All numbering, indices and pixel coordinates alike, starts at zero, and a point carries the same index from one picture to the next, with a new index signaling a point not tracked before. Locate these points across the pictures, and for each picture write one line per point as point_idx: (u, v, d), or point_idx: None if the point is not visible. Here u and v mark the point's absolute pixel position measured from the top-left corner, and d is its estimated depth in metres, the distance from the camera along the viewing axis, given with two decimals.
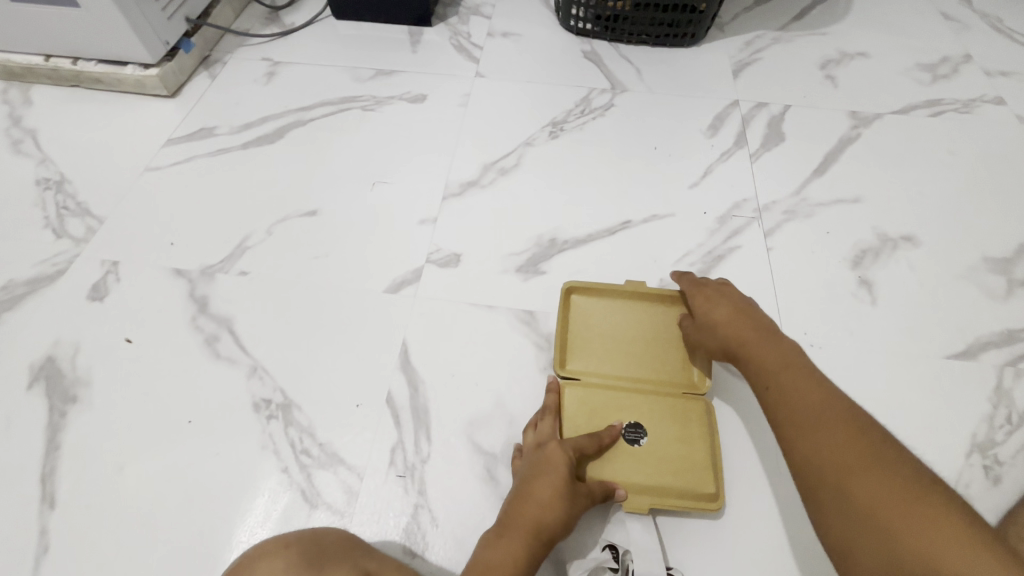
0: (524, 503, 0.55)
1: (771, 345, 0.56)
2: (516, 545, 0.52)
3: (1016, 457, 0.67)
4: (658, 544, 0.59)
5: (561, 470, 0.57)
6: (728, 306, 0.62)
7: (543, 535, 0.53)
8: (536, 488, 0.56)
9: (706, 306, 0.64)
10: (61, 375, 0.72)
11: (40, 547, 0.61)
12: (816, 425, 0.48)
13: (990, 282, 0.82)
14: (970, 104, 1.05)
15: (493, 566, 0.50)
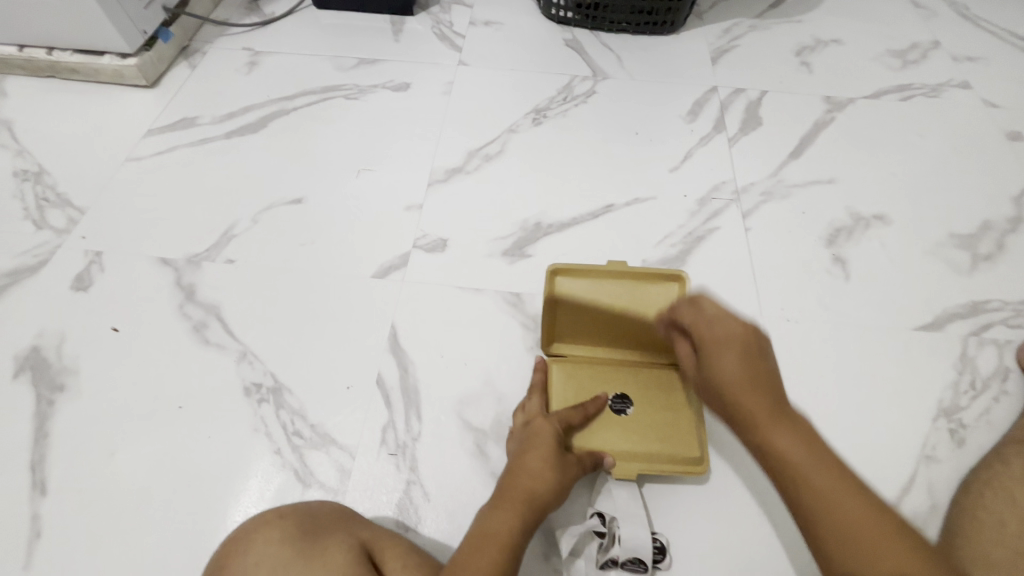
0: (517, 477, 0.57)
1: (751, 382, 0.48)
2: (512, 513, 0.53)
3: (979, 420, 0.71)
4: (644, 510, 0.62)
5: (550, 442, 0.59)
6: (739, 356, 0.48)
7: (536, 506, 0.55)
8: (528, 461, 0.58)
9: (718, 352, 0.49)
10: (47, 365, 0.72)
11: (33, 532, 0.61)
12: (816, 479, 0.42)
13: (955, 257, 0.85)
14: (938, 88, 1.09)
15: (491, 532, 0.51)
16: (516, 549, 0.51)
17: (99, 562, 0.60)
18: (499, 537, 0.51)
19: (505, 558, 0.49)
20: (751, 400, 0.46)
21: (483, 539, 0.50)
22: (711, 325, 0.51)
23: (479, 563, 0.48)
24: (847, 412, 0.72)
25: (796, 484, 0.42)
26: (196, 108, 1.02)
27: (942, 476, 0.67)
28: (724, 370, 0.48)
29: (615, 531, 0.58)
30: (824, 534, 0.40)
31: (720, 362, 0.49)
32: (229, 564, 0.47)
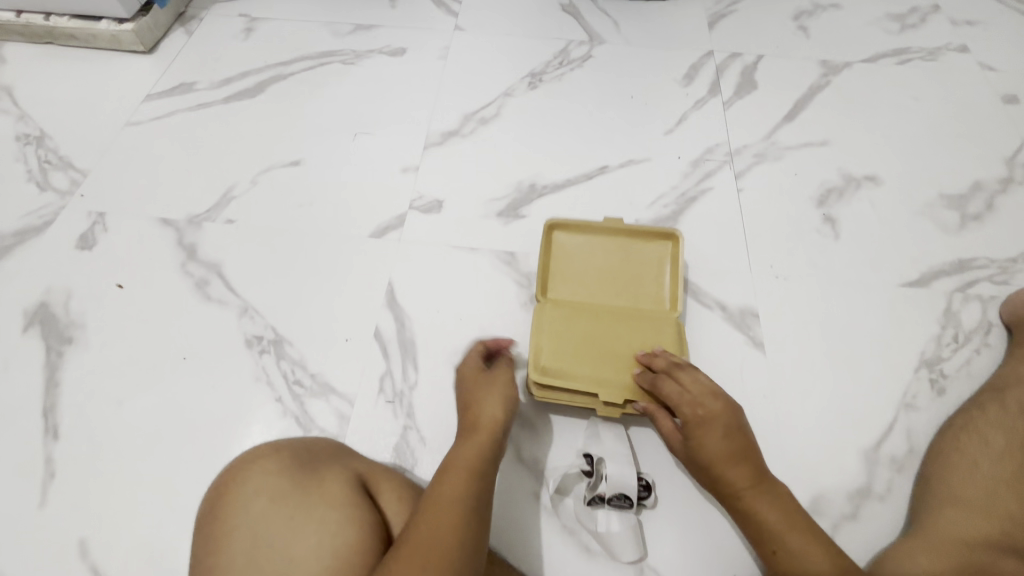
0: (474, 423, 0.59)
1: (714, 432, 0.56)
2: (476, 451, 0.55)
3: (959, 370, 0.73)
4: (629, 451, 0.65)
5: (501, 383, 0.64)
6: (721, 436, 0.55)
7: (496, 445, 0.57)
8: (484, 401, 0.61)
9: (704, 434, 0.56)
10: (56, 320, 0.74)
11: (47, 474, 0.64)
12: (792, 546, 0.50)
13: (945, 217, 0.86)
14: (936, 52, 1.09)
15: (459, 462, 0.54)
16: (483, 481, 0.52)
17: (110, 500, 0.63)
18: (466, 471, 0.52)
19: (474, 488, 0.51)
20: (723, 451, 0.55)
21: (452, 467, 0.53)
22: (702, 436, 0.56)
23: (452, 493, 0.50)
24: (831, 363, 0.74)
25: (773, 547, 0.51)
26: (194, 73, 1.03)
27: (921, 423, 0.69)
28: (713, 452, 0.55)
29: (598, 470, 0.63)
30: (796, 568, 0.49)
31: (702, 432, 0.56)
32: (230, 491, 0.49)
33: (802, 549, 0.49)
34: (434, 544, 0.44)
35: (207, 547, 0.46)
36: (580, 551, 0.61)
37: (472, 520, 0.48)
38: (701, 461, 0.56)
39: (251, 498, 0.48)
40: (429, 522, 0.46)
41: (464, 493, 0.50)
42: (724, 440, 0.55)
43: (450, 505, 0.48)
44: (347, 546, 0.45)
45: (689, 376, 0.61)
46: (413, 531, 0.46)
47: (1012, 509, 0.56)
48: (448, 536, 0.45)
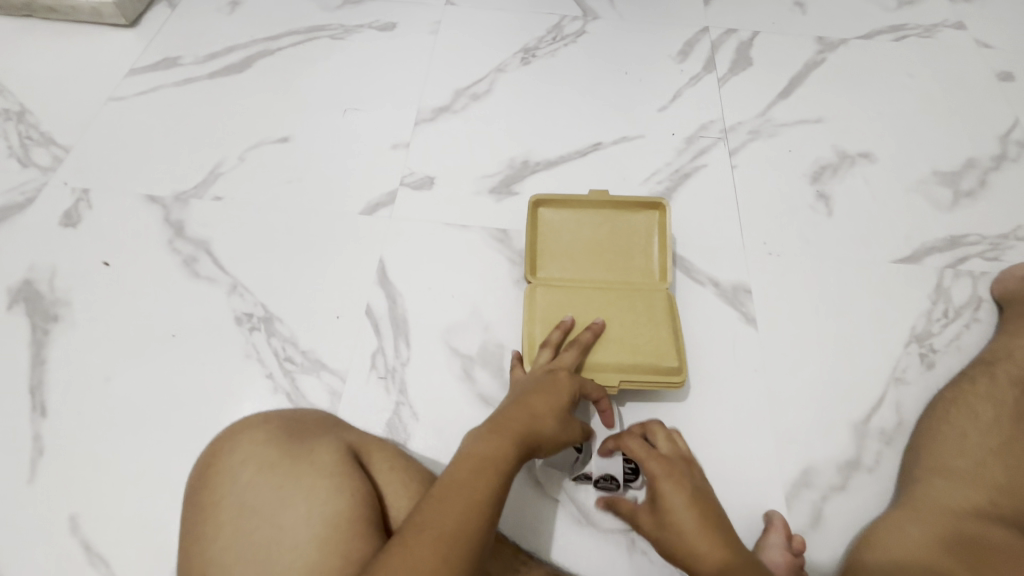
0: (521, 408, 0.54)
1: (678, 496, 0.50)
2: (506, 438, 0.50)
3: (949, 345, 0.73)
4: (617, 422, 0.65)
5: (563, 396, 0.57)
6: (677, 490, 0.50)
7: (530, 440, 0.52)
8: (534, 402, 0.55)
9: (662, 484, 0.51)
10: (41, 297, 0.73)
11: (35, 452, 0.64)
12: None
13: (938, 194, 0.86)
14: (932, 29, 1.08)
15: (486, 459, 0.48)
16: (508, 474, 0.48)
17: (101, 476, 0.63)
18: (494, 461, 0.47)
19: (496, 483, 0.46)
20: (686, 518, 0.49)
21: (478, 463, 0.47)
22: (660, 485, 0.51)
23: (475, 485, 0.45)
24: (822, 338, 0.74)
25: None
26: (178, 47, 1.00)
27: (911, 397, 0.70)
28: (674, 511, 0.49)
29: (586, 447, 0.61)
30: None
31: (659, 478, 0.52)
32: (218, 463, 0.49)
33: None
34: (441, 535, 0.42)
35: (198, 517, 0.46)
36: (573, 523, 0.62)
37: (488, 514, 0.44)
38: (659, 518, 0.50)
39: (239, 470, 0.48)
40: (440, 513, 0.43)
41: (483, 500, 0.45)
42: (685, 501, 0.50)
43: (465, 495, 0.45)
44: (337, 515, 0.45)
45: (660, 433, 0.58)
46: (423, 519, 0.43)
47: (1000, 480, 0.58)
48: (458, 533, 0.42)
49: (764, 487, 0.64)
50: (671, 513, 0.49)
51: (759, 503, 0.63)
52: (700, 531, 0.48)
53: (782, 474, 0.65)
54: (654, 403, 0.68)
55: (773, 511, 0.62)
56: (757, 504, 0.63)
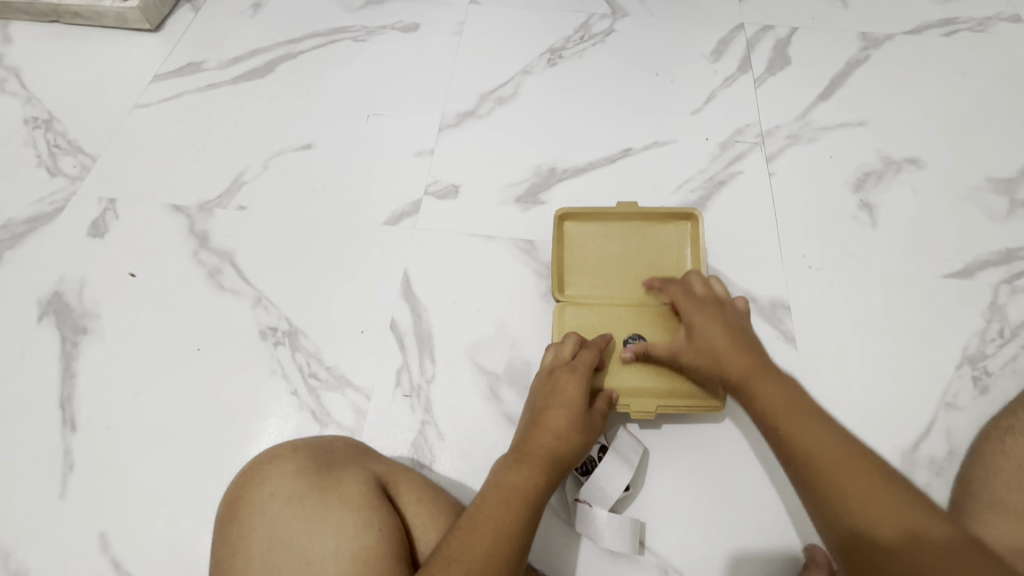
0: (535, 429, 0.54)
1: (773, 383, 0.51)
2: (534, 469, 0.51)
3: (1005, 367, 0.69)
4: (632, 441, 0.62)
5: (574, 403, 0.56)
6: (804, 415, 0.49)
7: (553, 461, 0.52)
8: (549, 418, 0.55)
9: (764, 389, 0.51)
10: (69, 309, 0.74)
11: (65, 466, 0.64)
12: (845, 480, 0.44)
13: (991, 203, 0.81)
14: (986, 22, 1.00)
15: (513, 490, 0.48)
16: (537, 507, 0.48)
17: (129, 492, 0.63)
18: (522, 494, 0.48)
19: (524, 516, 0.47)
20: (843, 457, 0.45)
21: (503, 494, 0.48)
22: (769, 399, 0.50)
23: (503, 517, 0.46)
24: (866, 359, 0.70)
25: (819, 485, 0.45)
26: (202, 52, 0.99)
27: (962, 423, 0.66)
28: (817, 447, 0.46)
29: (594, 473, 0.59)
30: (864, 504, 0.43)
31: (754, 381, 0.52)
32: (246, 493, 0.48)
33: (857, 484, 0.44)
34: (472, 570, 0.41)
35: (228, 548, 0.46)
36: (602, 551, 0.60)
37: (516, 549, 0.44)
38: (794, 457, 0.47)
39: (267, 502, 0.47)
40: (468, 546, 0.43)
41: (510, 534, 0.45)
42: (831, 433, 0.47)
43: (493, 527, 0.45)
44: (363, 551, 0.44)
45: (707, 313, 0.58)
46: (451, 552, 0.42)
47: None
48: (487, 567, 0.42)
49: (808, 516, 0.61)
50: (791, 424, 0.48)
51: (801, 534, 0.60)
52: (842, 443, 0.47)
53: None
54: (690, 427, 0.65)
55: (814, 546, 0.59)
56: (797, 536, 0.60)
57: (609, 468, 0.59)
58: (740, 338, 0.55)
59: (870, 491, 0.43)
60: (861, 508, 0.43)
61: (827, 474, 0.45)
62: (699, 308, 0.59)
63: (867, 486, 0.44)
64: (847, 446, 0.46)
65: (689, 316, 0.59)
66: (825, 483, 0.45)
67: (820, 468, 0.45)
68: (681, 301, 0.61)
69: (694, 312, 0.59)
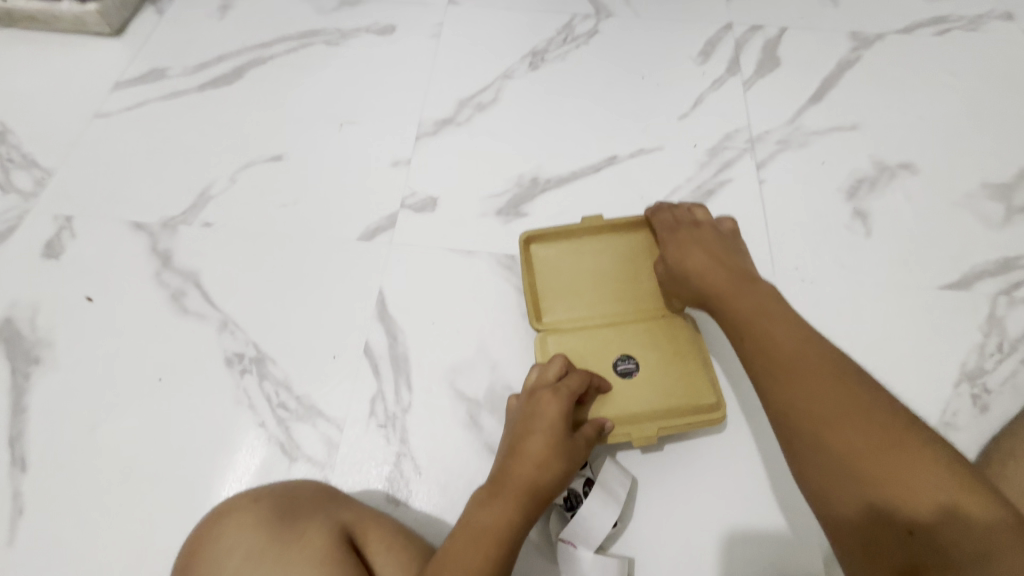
0: (511, 457, 0.51)
1: (747, 295, 0.51)
2: (507, 506, 0.48)
3: (1004, 384, 0.67)
4: (619, 474, 0.59)
5: (554, 428, 0.52)
6: (777, 322, 0.48)
7: (531, 494, 0.49)
8: (526, 447, 0.51)
9: (738, 301, 0.51)
10: (21, 337, 0.69)
11: (15, 509, 0.60)
12: (801, 378, 0.44)
13: (988, 210, 0.78)
14: (978, 20, 0.98)
15: (482, 531, 0.46)
16: (510, 548, 0.46)
17: (84, 536, 0.59)
18: (492, 536, 0.46)
19: (492, 560, 0.45)
20: (801, 356, 0.45)
21: (471, 535, 0.46)
22: (740, 309, 0.51)
23: (469, 564, 0.44)
24: None
25: (776, 383, 0.45)
26: (166, 57, 0.94)
27: (960, 444, 0.64)
28: (781, 345, 0.47)
29: (580, 510, 0.56)
30: (814, 398, 0.43)
31: (736, 298, 0.52)
32: (203, 548, 0.45)
33: (809, 381, 0.44)
34: None
35: None
36: None
37: None
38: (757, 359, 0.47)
39: (225, 559, 0.43)
40: None
41: None
42: (793, 333, 0.47)
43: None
44: None
45: (692, 240, 0.59)
46: None
47: None
48: None
49: (802, 548, 0.58)
50: (761, 327, 0.48)
51: (796, 568, 0.58)
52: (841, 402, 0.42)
53: (821, 533, 0.59)
54: (681, 455, 0.62)
55: None
56: (793, 570, 0.58)
57: (595, 506, 0.56)
58: (721, 257, 0.57)
59: (823, 388, 0.43)
60: (811, 405, 0.43)
61: (781, 370, 0.45)
62: (686, 235, 0.60)
63: (822, 383, 0.44)
64: (845, 403, 0.42)
65: (675, 241, 0.61)
66: (780, 387, 0.45)
67: (777, 366, 0.46)
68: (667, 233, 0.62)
69: (679, 239, 0.60)
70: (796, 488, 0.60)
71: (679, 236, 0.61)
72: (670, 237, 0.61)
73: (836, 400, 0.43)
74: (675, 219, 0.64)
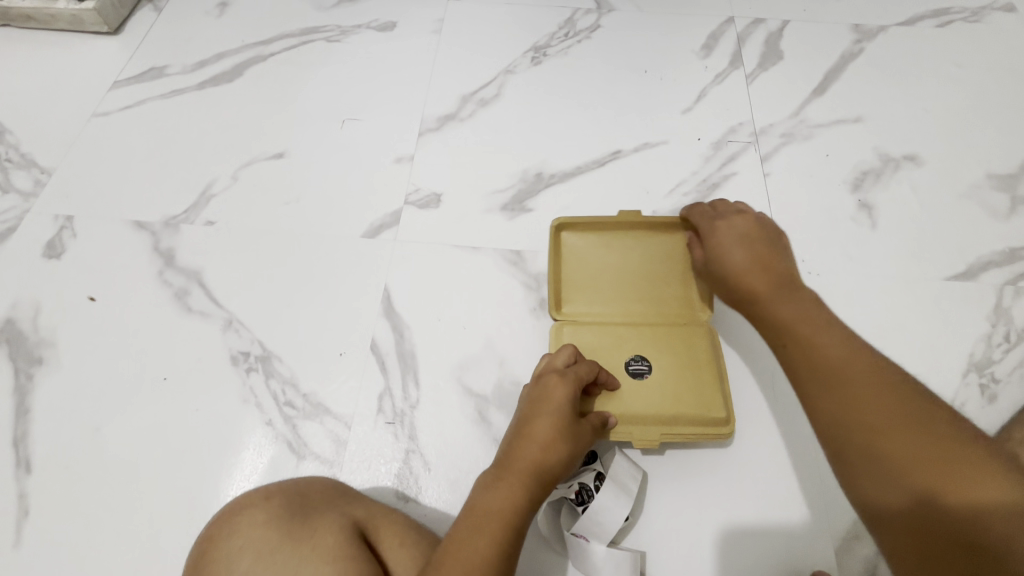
0: (519, 440, 0.51)
1: (790, 298, 0.49)
2: (515, 488, 0.47)
3: (1012, 374, 0.66)
4: (630, 468, 0.59)
5: (562, 412, 0.53)
6: (820, 325, 0.46)
7: (538, 477, 0.49)
8: (534, 430, 0.51)
9: (779, 305, 0.49)
10: (23, 337, 0.68)
11: (20, 510, 0.59)
12: (846, 385, 0.42)
13: (993, 200, 0.78)
14: (980, 12, 0.98)
15: (491, 512, 0.46)
16: (518, 531, 0.46)
17: (90, 537, 0.58)
18: (500, 518, 0.45)
19: (500, 542, 0.44)
20: (847, 361, 0.43)
21: (480, 517, 0.45)
22: (782, 311, 0.48)
23: (477, 546, 0.43)
24: None
25: (817, 392, 0.44)
26: (164, 55, 0.93)
27: None
28: (825, 350, 0.44)
29: (590, 505, 0.56)
30: (860, 406, 0.41)
31: (780, 304, 0.48)
32: (215, 547, 0.44)
33: (855, 388, 0.42)
34: None
35: None
36: None
37: None
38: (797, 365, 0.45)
39: (236, 557, 0.43)
40: None
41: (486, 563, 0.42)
42: (838, 337, 0.45)
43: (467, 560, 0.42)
44: None
45: (733, 235, 0.55)
46: None
47: None
48: None
49: (813, 539, 0.58)
50: (803, 331, 0.46)
51: (807, 559, 0.57)
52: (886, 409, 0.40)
53: (832, 525, 0.59)
54: (691, 449, 0.62)
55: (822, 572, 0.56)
56: (805, 561, 0.57)
57: (606, 500, 0.56)
58: (765, 256, 0.53)
59: (871, 395, 0.41)
60: (857, 412, 0.41)
61: (824, 377, 0.43)
62: (727, 230, 0.56)
63: (869, 390, 0.41)
64: (895, 410, 0.40)
65: (715, 236, 0.57)
66: (824, 394, 0.43)
67: (819, 372, 0.44)
68: (708, 226, 0.58)
69: (719, 232, 0.57)
70: (806, 481, 0.60)
71: (719, 229, 0.57)
72: (710, 230, 0.58)
73: (885, 408, 0.40)
74: (712, 211, 0.60)
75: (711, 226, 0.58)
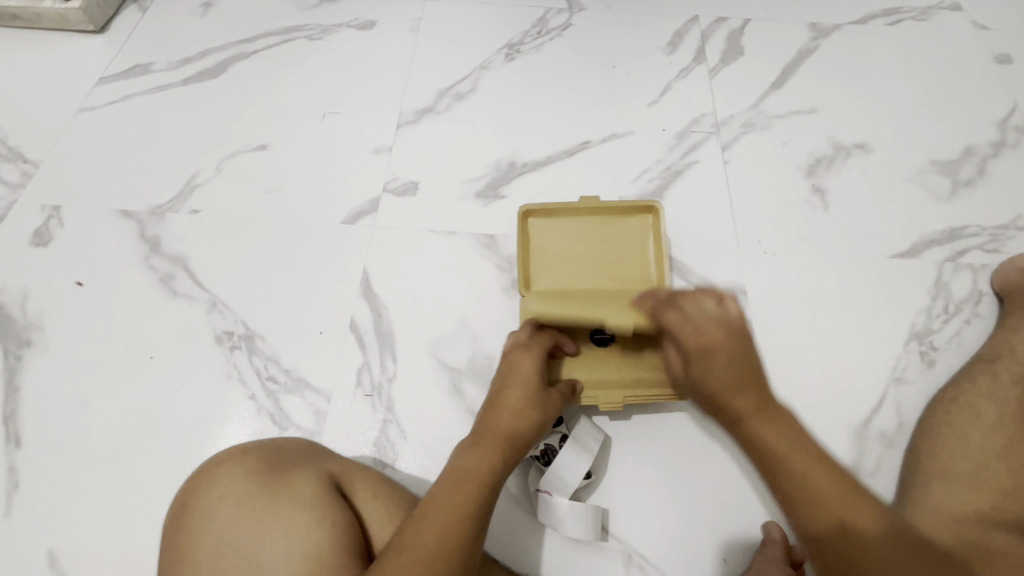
0: (492, 410, 0.54)
1: (767, 414, 0.44)
2: (491, 450, 0.50)
3: (950, 342, 0.72)
4: (592, 429, 0.63)
5: (530, 380, 0.56)
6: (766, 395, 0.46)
7: (511, 441, 0.52)
8: (506, 398, 0.55)
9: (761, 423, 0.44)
10: (12, 320, 0.71)
11: (10, 484, 0.62)
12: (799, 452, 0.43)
13: (936, 184, 0.84)
14: (928, 11, 1.04)
15: (470, 472, 0.48)
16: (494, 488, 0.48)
17: (78, 507, 0.61)
18: (478, 476, 0.48)
19: (478, 497, 0.46)
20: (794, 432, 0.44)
21: (458, 477, 0.47)
22: (764, 430, 0.44)
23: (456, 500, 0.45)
24: (821, 339, 0.72)
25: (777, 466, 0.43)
26: (149, 53, 0.96)
27: (910, 397, 0.68)
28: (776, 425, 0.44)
29: (554, 462, 0.60)
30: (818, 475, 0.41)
31: (765, 430, 0.44)
32: (195, 503, 0.47)
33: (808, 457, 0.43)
34: (422, 555, 0.41)
35: (178, 556, 0.45)
36: (567, 539, 0.60)
37: (468, 532, 0.44)
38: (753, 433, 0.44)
39: (216, 507, 0.46)
40: (419, 534, 0.43)
41: (465, 512, 0.45)
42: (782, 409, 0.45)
43: (448, 513, 0.44)
44: (316, 549, 0.43)
45: (721, 354, 0.47)
46: (404, 542, 0.42)
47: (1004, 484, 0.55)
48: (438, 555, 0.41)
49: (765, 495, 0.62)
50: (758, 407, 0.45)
51: (760, 513, 0.61)
52: (839, 479, 0.42)
53: None
54: (652, 415, 0.66)
55: (771, 523, 0.60)
56: (757, 514, 0.62)
57: (569, 457, 0.60)
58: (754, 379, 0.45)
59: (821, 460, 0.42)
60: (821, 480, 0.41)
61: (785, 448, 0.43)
62: (713, 347, 0.47)
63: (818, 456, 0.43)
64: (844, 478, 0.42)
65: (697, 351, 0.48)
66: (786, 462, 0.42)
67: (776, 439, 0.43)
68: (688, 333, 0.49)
69: (702, 345, 0.48)
70: None
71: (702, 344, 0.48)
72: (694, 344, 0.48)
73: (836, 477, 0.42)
74: (687, 322, 0.50)
75: (694, 347, 0.48)
